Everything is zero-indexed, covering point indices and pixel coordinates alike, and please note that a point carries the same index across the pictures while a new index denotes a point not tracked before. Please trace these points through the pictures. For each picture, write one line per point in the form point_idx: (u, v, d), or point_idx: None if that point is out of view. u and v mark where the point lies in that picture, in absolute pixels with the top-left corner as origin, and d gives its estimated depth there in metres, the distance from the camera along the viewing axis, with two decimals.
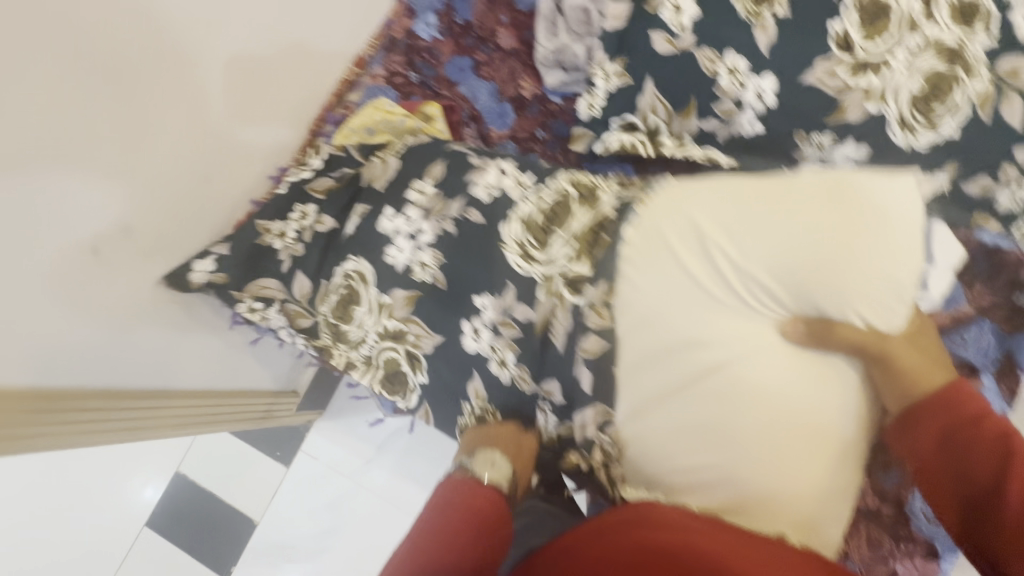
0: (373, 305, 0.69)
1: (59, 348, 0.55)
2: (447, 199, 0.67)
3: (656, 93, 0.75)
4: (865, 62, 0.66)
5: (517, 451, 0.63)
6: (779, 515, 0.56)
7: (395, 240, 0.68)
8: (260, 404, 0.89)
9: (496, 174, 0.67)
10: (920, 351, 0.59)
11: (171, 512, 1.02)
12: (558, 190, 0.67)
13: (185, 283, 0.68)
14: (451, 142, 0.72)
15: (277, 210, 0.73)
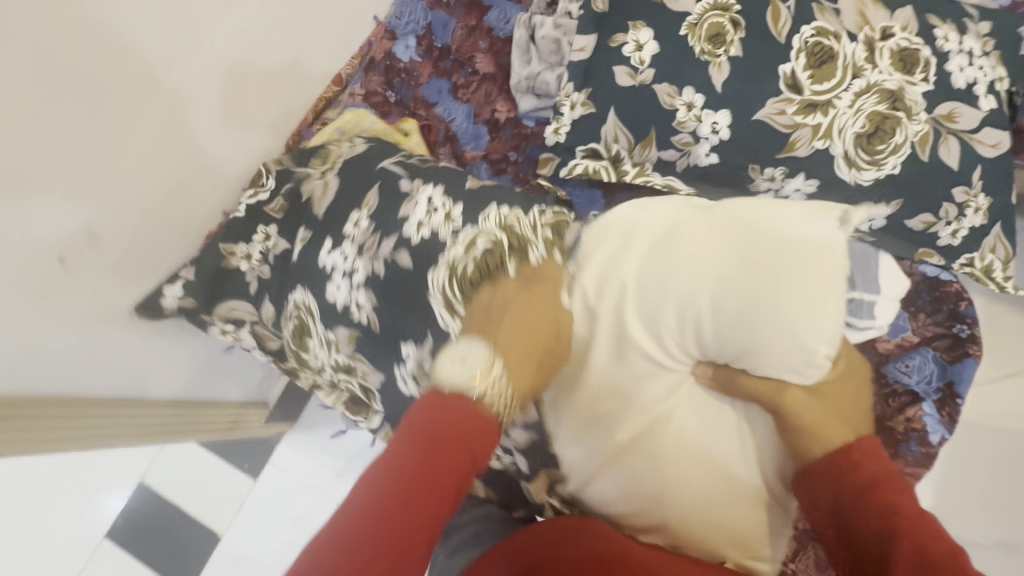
0: (323, 339, 0.79)
1: (27, 355, 0.69)
2: (373, 234, 0.75)
3: (619, 123, 0.76)
4: (813, 102, 0.70)
5: (507, 332, 0.55)
6: (717, 545, 0.54)
7: (333, 276, 0.77)
8: (226, 414, 1.12)
9: (427, 209, 0.72)
10: (840, 397, 0.56)
11: (133, 521, 1.26)
12: (489, 242, 0.62)
13: (158, 307, 0.83)
14: (388, 163, 0.79)
15: (244, 234, 0.85)
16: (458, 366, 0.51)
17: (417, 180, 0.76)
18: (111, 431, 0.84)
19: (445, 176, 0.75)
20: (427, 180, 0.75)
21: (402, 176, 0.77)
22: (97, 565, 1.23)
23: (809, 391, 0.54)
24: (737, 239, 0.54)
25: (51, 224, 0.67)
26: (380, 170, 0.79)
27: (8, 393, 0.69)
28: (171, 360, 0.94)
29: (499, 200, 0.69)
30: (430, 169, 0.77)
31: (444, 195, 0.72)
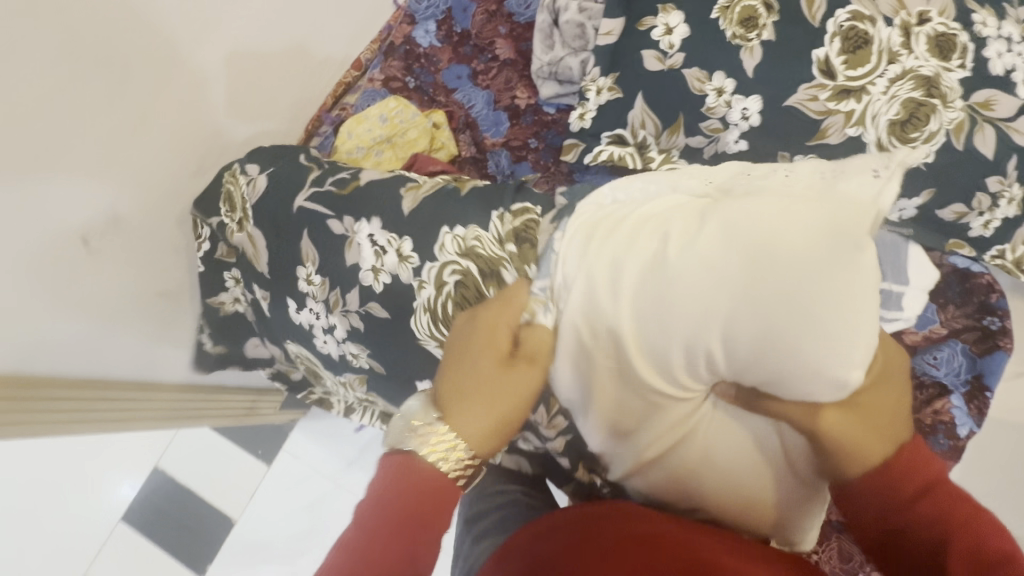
0: (337, 380, 0.83)
1: (46, 334, 0.69)
2: (331, 290, 0.70)
3: (646, 109, 0.75)
4: (847, 88, 0.69)
5: (471, 379, 0.48)
6: (760, 524, 0.53)
7: (315, 331, 0.75)
8: (243, 401, 1.13)
9: (375, 251, 0.67)
10: (879, 408, 0.46)
11: (147, 506, 1.27)
12: (456, 273, 0.64)
13: (203, 353, 0.93)
14: (302, 201, 0.70)
15: (215, 287, 0.84)
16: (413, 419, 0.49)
17: (348, 218, 0.68)
18: (126, 413, 0.85)
19: (381, 200, 0.67)
20: (359, 215, 0.68)
21: (331, 217, 0.69)
22: (111, 548, 1.24)
23: (844, 413, 0.45)
24: (742, 281, 0.44)
25: (75, 204, 0.67)
26: (300, 212, 0.70)
27: (30, 371, 0.70)
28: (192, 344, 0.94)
29: (450, 223, 0.65)
30: (358, 197, 0.68)
31: (385, 229, 0.66)
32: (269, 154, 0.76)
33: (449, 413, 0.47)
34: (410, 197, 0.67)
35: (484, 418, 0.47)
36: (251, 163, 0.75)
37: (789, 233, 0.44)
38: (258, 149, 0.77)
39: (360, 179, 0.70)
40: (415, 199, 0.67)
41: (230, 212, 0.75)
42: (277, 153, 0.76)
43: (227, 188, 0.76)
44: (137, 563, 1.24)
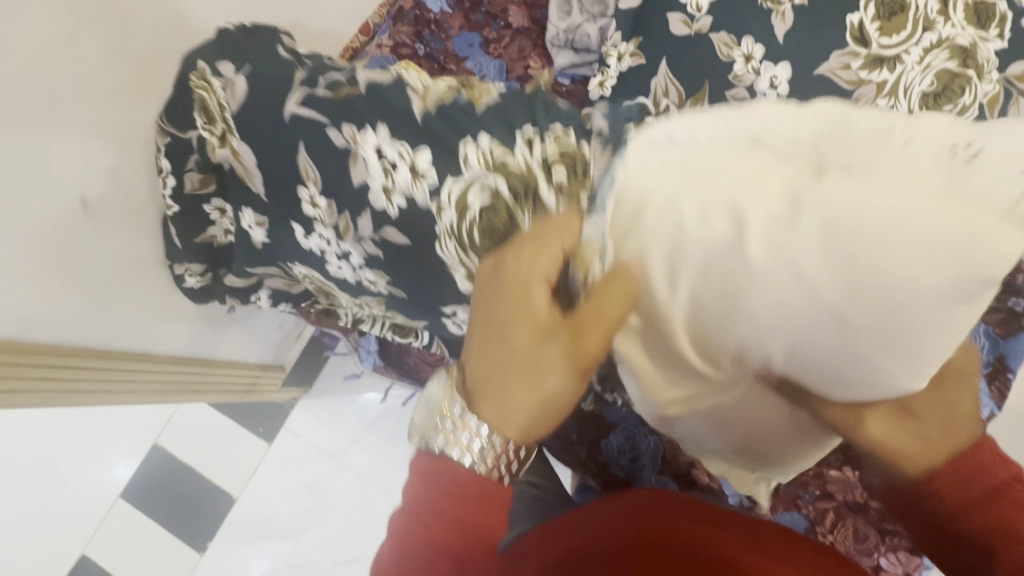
0: (351, 301, 0.82)
1: (44, 303, 0.66)
2: (340, 215, 0.62)
3: (670, 75, 0.71)
4: (879, 57, 0.66)
5: (505, 377, 0.43)
6: (781, 468, 0.58)
7: (325, 255, 0.70)
8: (248, 374, 1.11)
9: (385, 166, 0.57)
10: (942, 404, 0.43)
11: (145, 483, 1.25)
12: (483, 196, 0.53)
13: (188, 288, 0.82)
14: (289, 101, 0.57)
15: (198, 224, 0.73)
16: (426, 405, 0.47)
17: (347, 125, 0.57)
18: (131, 383, 0.84)
19: (386, 103, 0.56)
20: (362, 124, 0.56)
21: (326, 125, 0.57)
22: (110, 523, 1.23)
23: (899, 416, 0.43)
24: (835, 297, 0.34)
25: (72, 167, 0.63)
26: (292, 121, 0.58)
27: (28, 339, 0.67)
28: (192, 314, 0.92)
29: (473, 133, 0.54)
30: (356, 101, 0.57)
31: (397, 138, 0.56)
32: (220, 49, 0.61)
33: (479, 403, 0.44)
34: (418, 101, 0.57)
35: (514, 392, 0.43)
36: (218, 61, 0.60)
37: (919, 235, 0.31)
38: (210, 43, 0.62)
39: (358, 85, 0.58)
40: (424, 101, 0.57)
41: (207, 123, 0.62)
42: (247, 41, 0.61)
43: (197, 95, 0.61)
44: (136, 540, 1.22)
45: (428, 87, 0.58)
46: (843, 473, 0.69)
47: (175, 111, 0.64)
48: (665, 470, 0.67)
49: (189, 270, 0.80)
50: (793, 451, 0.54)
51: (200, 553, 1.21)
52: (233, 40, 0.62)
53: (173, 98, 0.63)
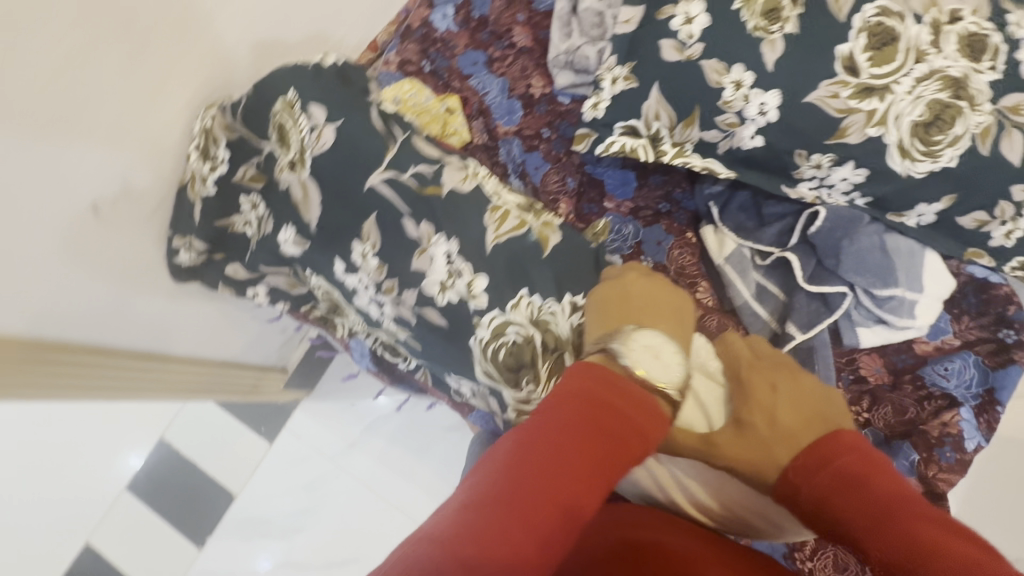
0: (356, 322, 0.87)
1: (56, 303, 0.70)
2: (388, 277, 0.71)
3: (661, 99, 0.74)
4: (869, 86, 0.67)
5: (671, 328, 0.58)
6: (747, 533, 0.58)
7: (359, 293, 0.74)
8: (249, 377, 1.15)
9: (448, 269, 0.68)
10: (774, 421, 0.50)
11: (150, 476, 1.29)
12: (518, 333, 0.66)
13: (179, 266, 0.83)
14: (375, 176, 0.68)
15: (227, 209, 0.78)
16: (654, 360, 0.53)
17: (424, 223, 0.68)
18: (132, 382, 0.86)
19: (465, 218, 0.68)
20: (439, 230, 0.68)
21: (405, 215, 0.68)
22: (116, 512, 1.27)
23: (738, 431, 0.52)
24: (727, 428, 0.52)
25: (87, 177, 0.67)
26: (370, 192, 0.68)
27: (37, 334, 0.70)
28: (194, 317, 0.95)
29: (530, 287, 0.67)
30: (437, 204, 0.68)
31: (463, 255, 0.68)
32: (318, 88, 0.69)
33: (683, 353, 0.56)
34: (492, 236, 0.69)
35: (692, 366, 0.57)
36: (311, 103, 0.68)
37: None
38: (299, 70, 0.71)
39: (441, 186, 0.69)
40: (497, 237, 0.69)
41: (282, 145, 0.71)
42: (345, 89, 0.70)
43: (277, 118, 0.71)
44: (140, 533, 1.26)
45: (506, 218, 0.70)
46: None
47: (251, 117, 0.73)
48: None
49: (189, 245, 0.81)
50: (757, 525, 0.57)
51: (200, 547, 1.24)
52: (324, 81, 0.70)
53: (252, 106, 0.72)
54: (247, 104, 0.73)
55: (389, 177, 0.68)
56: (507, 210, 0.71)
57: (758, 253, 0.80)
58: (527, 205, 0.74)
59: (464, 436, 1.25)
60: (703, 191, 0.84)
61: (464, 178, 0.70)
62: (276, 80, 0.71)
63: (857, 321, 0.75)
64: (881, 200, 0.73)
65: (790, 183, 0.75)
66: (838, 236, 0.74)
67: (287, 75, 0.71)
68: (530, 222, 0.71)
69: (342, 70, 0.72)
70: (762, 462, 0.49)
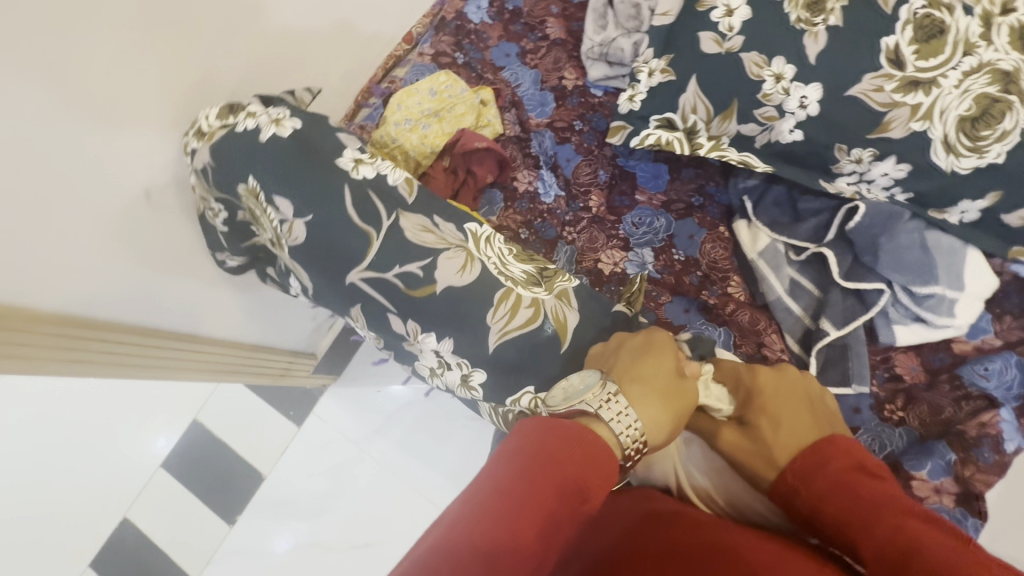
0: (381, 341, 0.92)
1: (108, 285, 0.74)
2: (386, 346, 0.74)
3: (699, 93, 0.75)
4: (915, 80, 0.65)
5: (633, 364, 0.51)
6: None
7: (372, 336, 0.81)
8: (281, 361, 1.18)
9: (438, 361, 0.69)
10: (763, 435, 0.49)
11: (183, 454, 1.34)
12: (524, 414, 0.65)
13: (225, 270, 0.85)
14: (354, 275, 0.67)
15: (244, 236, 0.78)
16: (562, 394, 0.48)
17: (410, 322, 0.67)
18: (178, 363, 0.90)
19: (465, 317, 0.65)
20: (427, 329, 0.67)
21: (392, 312, 0.67)
22: (152, 488, 1.32)
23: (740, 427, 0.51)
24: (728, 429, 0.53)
25: (136, 163, 0.71)
26: (351, 287, 0.68)
27: (91, 314, 0.74)
28: (233, 300, 0.98)
29: (538, 385, 0.63)
30: (429, 304, 0.66)
31: (456, 354, 0.67)
32: (276, 166, 0.68)
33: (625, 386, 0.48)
34: (497, 333, 0.65)
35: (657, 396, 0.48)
36: (276, 194, 0.67)
37: None
38: (245, 146, 0.69)
39: (435, 283, 0.65)
40: (502, 335, 0.64)
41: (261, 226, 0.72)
42: (311, 166, 0.67)
43: (246, 203, 0.70)
44: (172, 510, 1.31)
45: (516, 306, 0.65)
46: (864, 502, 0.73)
47: (223, 183, 0.69)
48: None
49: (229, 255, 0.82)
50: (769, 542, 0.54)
51: (230, 525, 1.28)
52: (292, 159, 0.68)
53: (219, 178, 0.69)
54: (212, 176, 0.69)
55: (370, 275, 0.66)
56: (517, 294, 0.65)
57: (792, 248, 0.80)
58: (539, 271, 0.69)
59: (487, 425, 1.26)
60: (737, 185, 0.84)
61: (462, 269, 0.65)
62: (230, 162, 0.68)
63: (894, 319, 0.74)
64: (922, 196, 0.72)
65: (828, 178, 0.75)
66: (876, 232, 0.73)
67: (244, 162, 0.68)
68: (544, 302, 0.65)
69: (300, 139, 0.68)
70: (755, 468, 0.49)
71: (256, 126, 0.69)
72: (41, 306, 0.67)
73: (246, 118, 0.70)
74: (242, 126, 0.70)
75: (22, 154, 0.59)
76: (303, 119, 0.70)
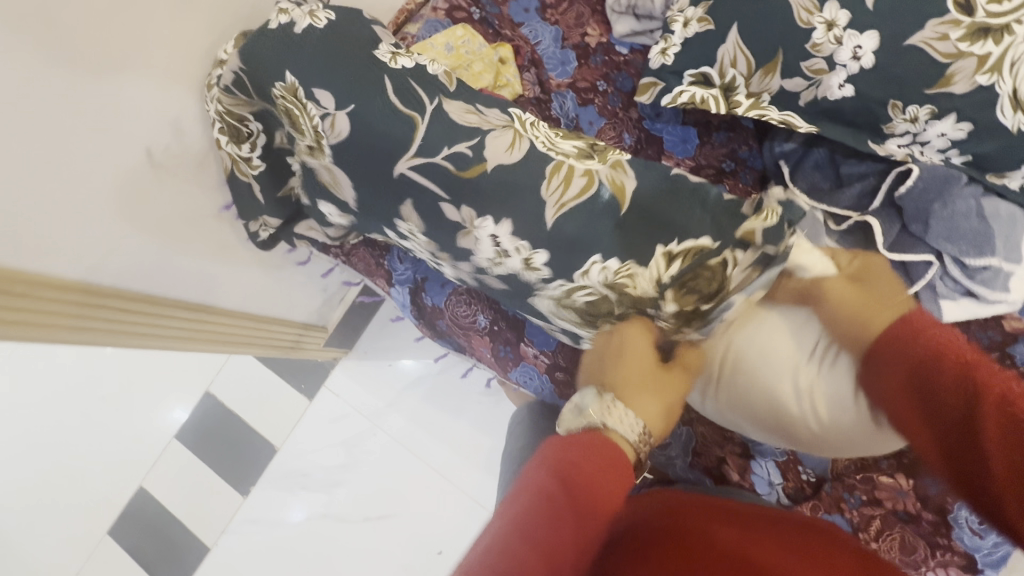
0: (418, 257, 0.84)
1: (110, 252, 0.70)
2: (439, 250, 0.70)
3: (740, 43, 0.70)
4: (985, 26, 0.59)
5: (638, 381, 0.55)
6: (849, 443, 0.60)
7: (419, 253, 0.75)
8: (289, 335, 1.14)
9: (496, 250, 0.64)
10: (878, 291, 0.53)
11: (195, 425, 1.33)
12: (591, 293, 0.64)
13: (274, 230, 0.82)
14: (400, 165, 0.62)
15: (282, 178, 0.76)
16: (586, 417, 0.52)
17: (465, 208, 0.62)
18: (186, 334, 0.87)
19: (517, 196, 0.60)
20: (484, 212, 0.62)
21: (445, 201, 0.63)
22: (166, 460, 1.32)
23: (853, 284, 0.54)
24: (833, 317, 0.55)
25: (140, 120, 0.67)
26: (401, 179, 0.63)
27: (96, 282, 0.71)
28: (244, 269, 0.95)
29: (604, 251, 0.60)
30: (482, 185, 0.60)
31: (515, 235, 0.62)
32: (311, 57, 0.61)
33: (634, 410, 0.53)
34: (554, 206, 0.59)
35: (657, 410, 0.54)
36: (317, 88, 0.61)
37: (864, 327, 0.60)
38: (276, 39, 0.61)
39: (485, 161, 0.60)
40: (560, 208, 0.59)
41: (295, 131, 0.66)
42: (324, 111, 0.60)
43: (280, 104, 0.64)
44: (186, 482, 1.31)
45: (569, 176, 0.60)
46: (894, 480, 0.69)
47: (255, 62, 0.62)
48: (697, 463, 0.75)
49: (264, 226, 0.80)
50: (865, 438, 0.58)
51: (244, 496, 1.28)
52: (336, 53, 0.61)
53: (255, 51, 0.62)
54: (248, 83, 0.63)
55: (417, 171, 0.62)
56: (570, 165, 0.60)
57: (833, 217, 0.72)
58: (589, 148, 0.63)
59: (499, 401, 1.24)
60: (773, 148, 0.77)
61: (512, 145, 0.60)
62: (261, 62, 0.62)
63: (942, 293, 0.68)
64: (982, 158, 0.66)
65: (879, 140, 0.70)
66: (931, 200, 0.67)
67: (287, 53, 0.61)
68: (598, 170, 0.60)
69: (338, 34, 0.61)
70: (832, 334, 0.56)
71: (290, 22, 0.62)
72: (46, 273, 0.63)
73: (278, 14, 0.63)
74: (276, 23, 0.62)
75: (15, 108, 0.55)
76: (339, 12, 0.63)
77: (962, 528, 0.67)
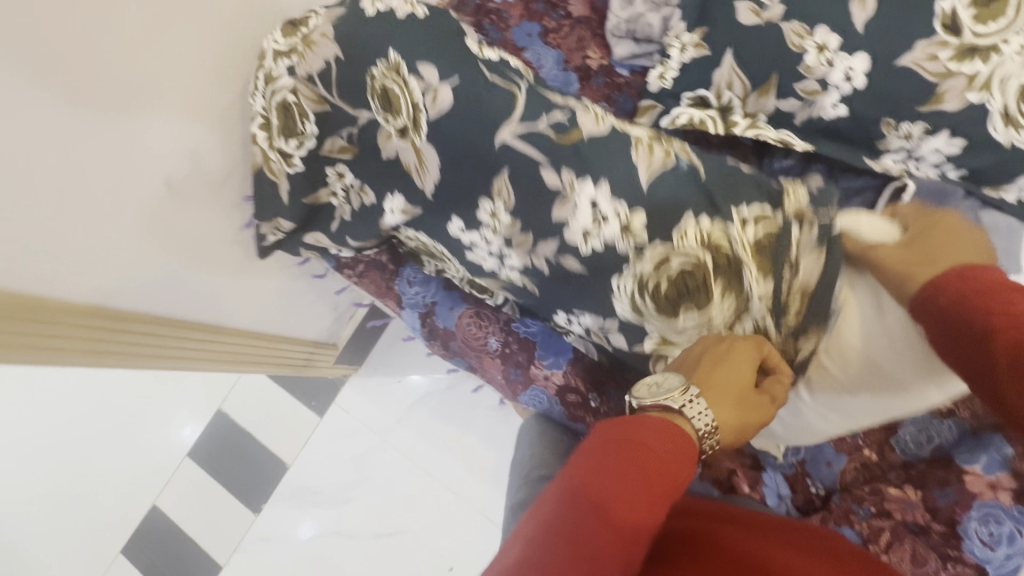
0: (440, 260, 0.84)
1: (130, 276, 0.73)
2: (520, 232, 0.67)
3: (735, 66, 0.73)
4: (973, 47, 0.61)
5: (719, 372, 0.53)
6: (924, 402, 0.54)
7: (476, 248, 0.73)
8: (300, 353, 1.16)
9: (593, 215, 0.62)
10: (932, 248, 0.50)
11: (208, 443, 1.35)
12: (686, 258, 0.59)
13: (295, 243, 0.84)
14: (500, 130, 0.62)
15: (313, 184, 0.76)
16: (659, 388, 0.52)
17: (566, 171, 0.61)
18: (200, 354, 0.90)
19: (611, 160, 0.61)
20: (583, 174, 0.61)
21: (542, 164, 0.62)
22: (179, 478, 1.34)
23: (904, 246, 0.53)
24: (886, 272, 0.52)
25: (162, 150, 0.70)
26: (502, 149, 0.63)
27: (116, 305, 0.74)
28: (256, 290, 0.98)
29: (697, 210, 0.59)
30: (584, 148, 0.61)
31: (614, 198, 0.61)
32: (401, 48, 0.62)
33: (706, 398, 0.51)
34: (644, 168, 0.60)
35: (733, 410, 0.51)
36: (420, 63, 0.62)
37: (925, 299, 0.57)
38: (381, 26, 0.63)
39: (581, 129, 0.62)
40: (651, 170, 0.60)
41: (388, 112, 0.66)
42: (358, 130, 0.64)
43: (379, 84, 0.64)
44: (198, 500, 1.32)
45: (652, 146, 0.62)
46: (903, 491, 0.69)
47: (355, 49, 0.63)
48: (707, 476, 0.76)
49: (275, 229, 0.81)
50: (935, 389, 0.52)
51: (256, 514, 1.29)
52: (425, 39, 0.62)
53: (368, 32, 0.63)
54: (339, 70, 0.64)
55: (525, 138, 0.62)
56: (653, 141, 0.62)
57: None
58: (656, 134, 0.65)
59: (507, 416, 1.25)
60: (772, 165, 0.76)
61: (599, 119, 0.63)
62: (362, 41, 0.63)
63: None
64: (977, 172, 0.67)
65: (874, 155, 0.71)
66: None
67: (395, 35, 0.62)
68: (674, 146, 0.62)
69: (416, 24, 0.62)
70: (881, 284, 0.53)
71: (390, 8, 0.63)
72: (70, 297, 0.66)
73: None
74: (374, 9, 0.63)
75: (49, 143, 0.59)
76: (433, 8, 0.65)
77: (972, 539, 0.65)
